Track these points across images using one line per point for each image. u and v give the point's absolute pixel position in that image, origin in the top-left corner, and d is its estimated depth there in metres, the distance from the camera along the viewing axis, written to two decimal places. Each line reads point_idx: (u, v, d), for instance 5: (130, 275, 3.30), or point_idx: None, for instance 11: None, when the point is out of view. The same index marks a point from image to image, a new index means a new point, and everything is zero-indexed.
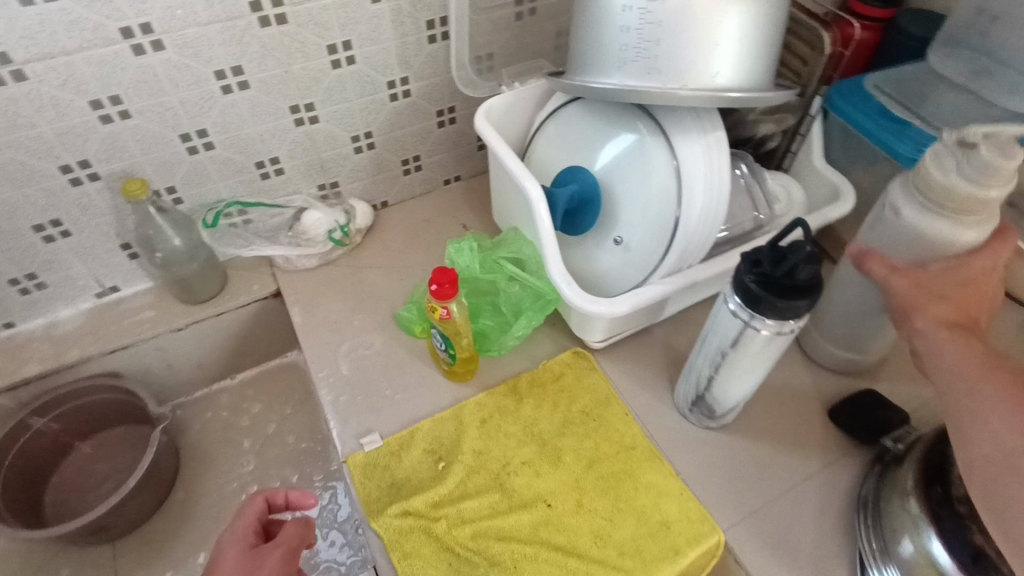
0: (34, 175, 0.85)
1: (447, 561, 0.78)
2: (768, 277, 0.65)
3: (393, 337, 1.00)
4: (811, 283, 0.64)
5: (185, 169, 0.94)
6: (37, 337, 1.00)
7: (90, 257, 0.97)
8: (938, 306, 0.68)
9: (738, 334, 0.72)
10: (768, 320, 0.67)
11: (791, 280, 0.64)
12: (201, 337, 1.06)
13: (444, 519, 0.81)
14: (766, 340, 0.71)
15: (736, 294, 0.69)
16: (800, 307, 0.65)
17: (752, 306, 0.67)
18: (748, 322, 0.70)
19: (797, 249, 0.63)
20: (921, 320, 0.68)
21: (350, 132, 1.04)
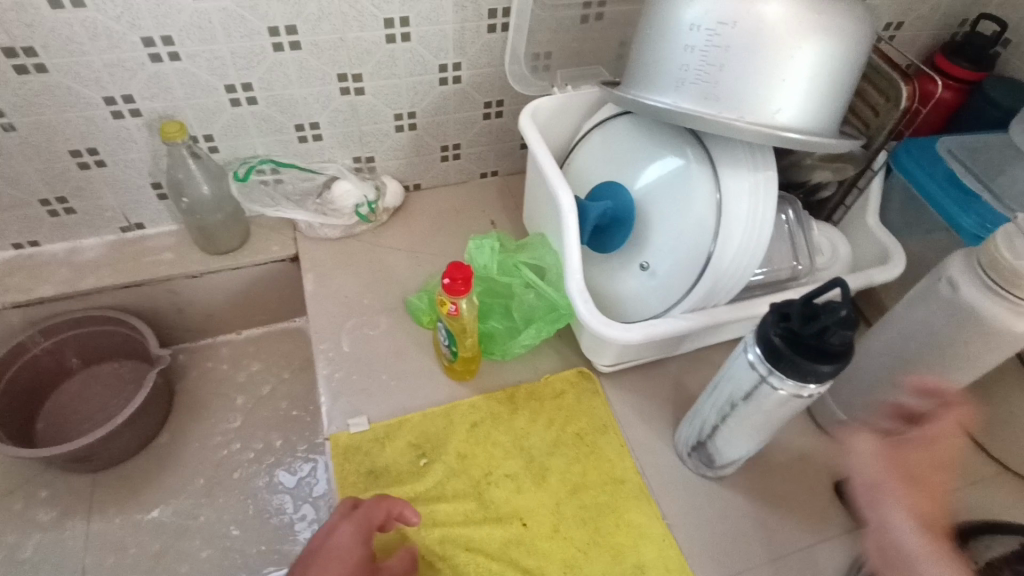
0: (78, 102, 0.85)
1: None
2: (795, 333, 0.60)
3: (399, 322, 0.98)
4: (842, 349, 0.59)
5: (225, 120, 0.93)
6: (58, 259, 1.01)
7: (121, 190, 0.98)
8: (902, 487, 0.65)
9: (753, 387, 0.68)
10: (787, 379, 0.63)
11: (819, 341, 0.59)
12: (214, 288, 1.06)
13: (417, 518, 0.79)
14: (783, 398, 0.67)
15: (757, 345, 0.65)
16: (823, 372, 0.60)
17: (772, 361, 0.63)
18: (765, 377, 0.65)
19: (831, 310, 0.58)
20: (895, 512, 0.64)
21: (394, 109, 1.02)
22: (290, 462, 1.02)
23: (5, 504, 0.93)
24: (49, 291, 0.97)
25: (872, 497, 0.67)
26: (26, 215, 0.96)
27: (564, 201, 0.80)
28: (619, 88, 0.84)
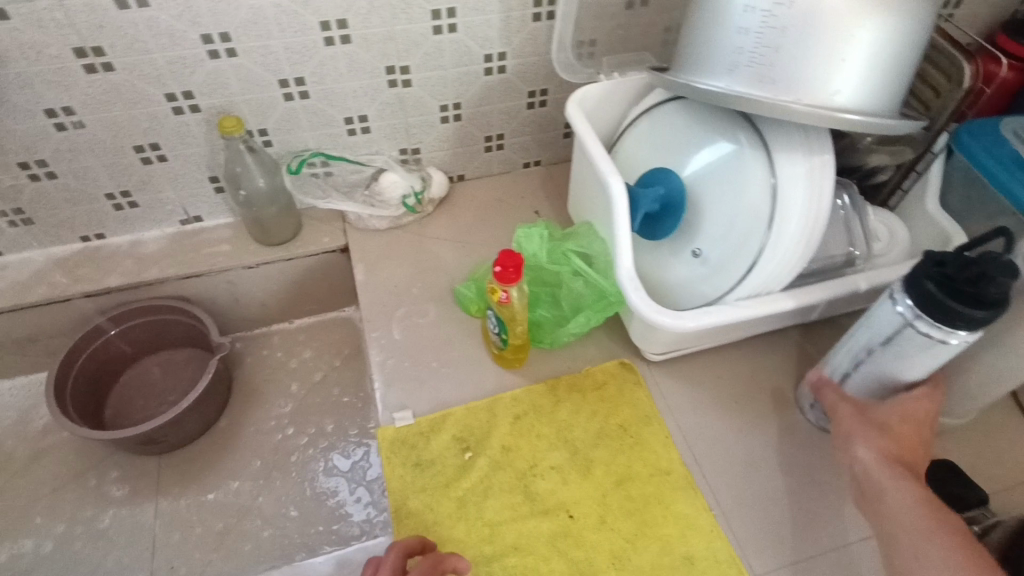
0: (141, 99, 0.88)
1: (457, 555, 0.76)
2: (950, 279, 0.63)
3: (448, 310, 1.00)
4: (997, 298, 0.61)
5: (279, 114, 0.96)
6: (123, 251, 1.05)
7: (181, 184, 1.01)
8: (879, 437, 0.72)
9: (895, 332, 0.70)
10: (937, 325, 0.65)
11: (977, 288, 0.61)
12: (267, 278, 1.09)
13: (464, 508, 0.79)
14: (927, 347, 0.68)
15: (907, 294, 0.67)
16: (975, 319, 0.62)
17: (923, 307, 0.65)
18: (911, 322, 0.67)
19: (990, 257, 0.61)
20: (863, 450, 0.72)
21: (439, 101, 1.03)
22: (344, 447, 1.05)
23: (79, 484, 0.99)
24: (116, 281, 1.01)
25: (845, 438, 0.74)
26: (93, 209, 1.01)
27: (615, 189, 0.80)
28: (670, 73, 0.83)
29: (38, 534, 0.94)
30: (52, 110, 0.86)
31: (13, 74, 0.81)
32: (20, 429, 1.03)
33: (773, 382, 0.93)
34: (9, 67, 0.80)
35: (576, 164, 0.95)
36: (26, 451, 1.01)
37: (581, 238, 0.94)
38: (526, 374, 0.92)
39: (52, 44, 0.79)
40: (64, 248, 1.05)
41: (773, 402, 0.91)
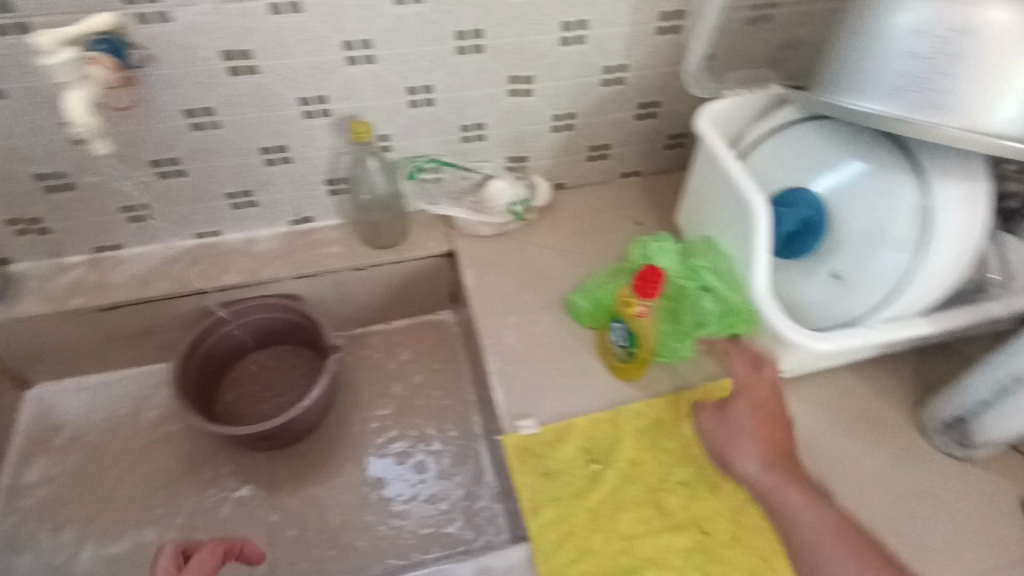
0: (276, 103, 0.88)
1: (596, 566, 0.77)
2: None
3: (560, 320, 1.00)
4: None
5: (403, 120, 0.96)
6: (237, 249, 1.07)
7: (298, 185, 1.02)
8: (754, 448, 0.81)
9: None
10: None
11: None
12: (373, 281, 1.10)
13: (592, 515, 0.81)
14: None
15: None
16: None
17: None
18: None
19: None
20: (748, 468, 0.80)
21: (555, 110, 1.02)
22: (448, 450, 1.06)
23: (194, 477, 1.01)
24: (233, 279, 1.03)
25: (732, 461, 0.82)
26: (212, 208, 1.02)
27: (755, 208, 0.80)
28: (818, 94, 0.82)
29: (159, 525, 0.96)
30: (191, 112, 0.86)
31: (160, 76, 0.81)
32: (134, 420, 1.06)
33: (892, 404, 0.92)
34: (159, 67, 0.80)
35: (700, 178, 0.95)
36: (140, 442, 1.03)
37: (710, 254, 0.93)
38: (644, 388, 0.93)
39: (202, 46, 0.79)
40: (179, 244, 1.06)
41: (894, 424, 0.90)
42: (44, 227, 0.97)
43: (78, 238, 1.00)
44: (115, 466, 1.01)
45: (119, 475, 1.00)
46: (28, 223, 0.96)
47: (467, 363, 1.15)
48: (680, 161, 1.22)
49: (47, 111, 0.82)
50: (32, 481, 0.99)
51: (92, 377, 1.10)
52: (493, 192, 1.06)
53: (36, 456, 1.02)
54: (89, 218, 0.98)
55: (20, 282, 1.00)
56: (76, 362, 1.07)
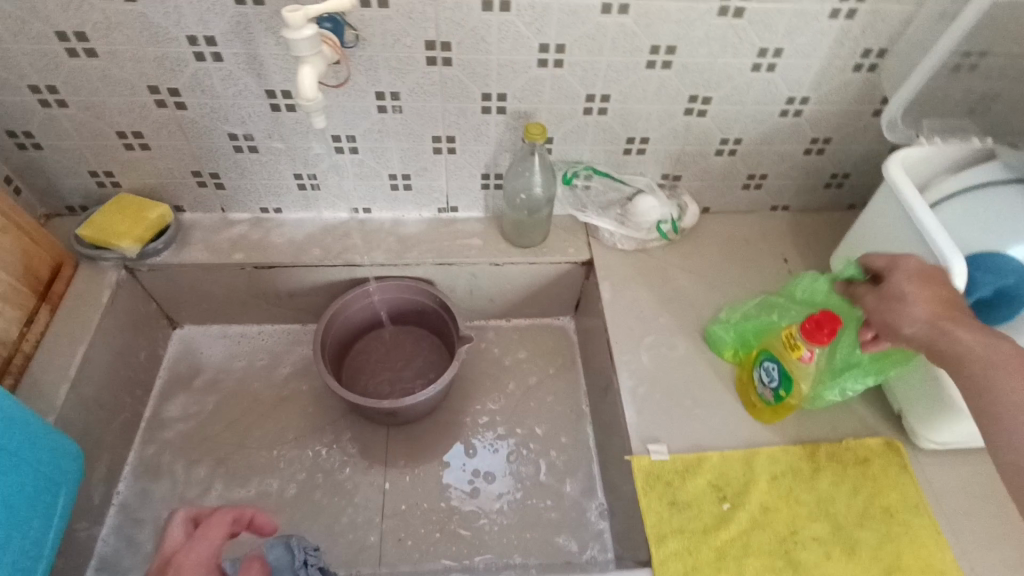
0: (462, 95, 0.92)
1: None
2: None
3: (697, 348, 0.98)
4: None
5: (572, 125, 0.97)
6: (385, 228, 1.11)
7: (456, 176, 1.05)
8: (922, 298, 0.73)
9: None
10: None
11: None
12: (507, 277, 1.11)
13: (718, 556, 0.78)
14: None
15: None
16: None
17: None
18: None
19: None
20: (916, 311, 0.73)
21: (723, 133, 1.01)
22: (557, 458, 1.05)
23: (316, 438, 1.05)
24: (380, 256, 1.07)
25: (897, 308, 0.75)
26: (372, 186, 1.06)
27: (949, 266, 0.75)
28: None
29: (281, 478, 1.00)
30: (382, 94, 0.91)
31: (365, 57, 0.86)
32: (268, 375, 1.11)
33: None
34: (365, 49, 0.85)
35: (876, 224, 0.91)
36: (271, 397, 1.09)
37: None
38: (784, 433, 0.89)
39: (411, 34, 0.84)
40: (333, 216, 1.11)
41: None
42: (220, 183, 1.04)
43: (248, 197, 1.07)
44: (247, 416, 1.07)
45: (250, 424, 1.06)
46: (209, 177, 1.03)
47: (584, 373, 1.14)
48: (835, 203, 1.16)
49: (257, 78, 0.88)
50: (173, 416, 1.06)
51: (233, 328, 1.17)
52: (644, 210, 1.04)
53: (179, 393, 1.09)
54: (262, 180, 1.04)
55: (190, 230, 1.08)
56: (223, 311, 1.14)
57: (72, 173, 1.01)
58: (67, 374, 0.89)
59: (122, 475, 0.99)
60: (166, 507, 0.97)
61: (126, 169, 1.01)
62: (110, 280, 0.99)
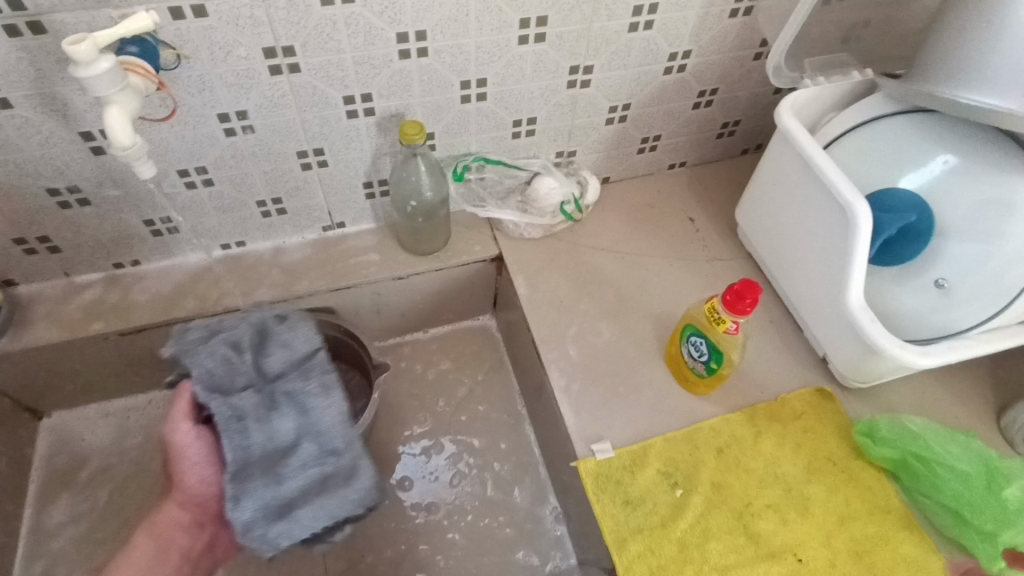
0: (319, 102, 0.81)
1: None
2: None
3: (623, 329, 0.94)
4: None
5: (452, 117, 0.88)
6: (266, 260, 0.98)
7: (334, 190, 0.94)
8: None
9: None
10: None
11: None
12: (414, 289, 1.02)
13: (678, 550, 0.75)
14: None
15: None
16: None
17: None
18: None
19: None
20: None
21: (611, 101, 0.95)
22: (502, 469, 0.99)
23: None
24: (266, 294, 0.95)
25: None
26: (241, 216, 0.93)
27: (857, 214, 0.74)
28: (923, 84, 0.76)
29: None
30: (225, 115, 0.78)
31: (193, 76, 0.73)
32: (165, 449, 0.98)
33: (984, 407, 0.87)
34: (191, 68, 0.72)
35: (775, 176, 0.89)
36: None
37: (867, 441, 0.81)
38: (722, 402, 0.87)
39: (242, 43, 0.71)
40: (201, 257, 0.97)
41: (989, 427, 0.85)
42: (54, 246, 0.88)
43: (93, 254, 0.91)
44: (149, 501, 0.94)
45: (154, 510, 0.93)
46: (37, 242, 0.87)
47: (514, 372, 1.07)
48: (732, 150, 1.13)
49: (63, 121, 0.73)
50: (60, 522, 0.92)
51: (112, 403, 1.02)
52: (547, 193, 0.97)
53: (61, 493, 0.94)
54: (104, 233, 0.89)
55: (31, 306, 0.91)
56: (95, 388, 0.98)
57: None
58: None
59: None
60: None
61: None
62: None
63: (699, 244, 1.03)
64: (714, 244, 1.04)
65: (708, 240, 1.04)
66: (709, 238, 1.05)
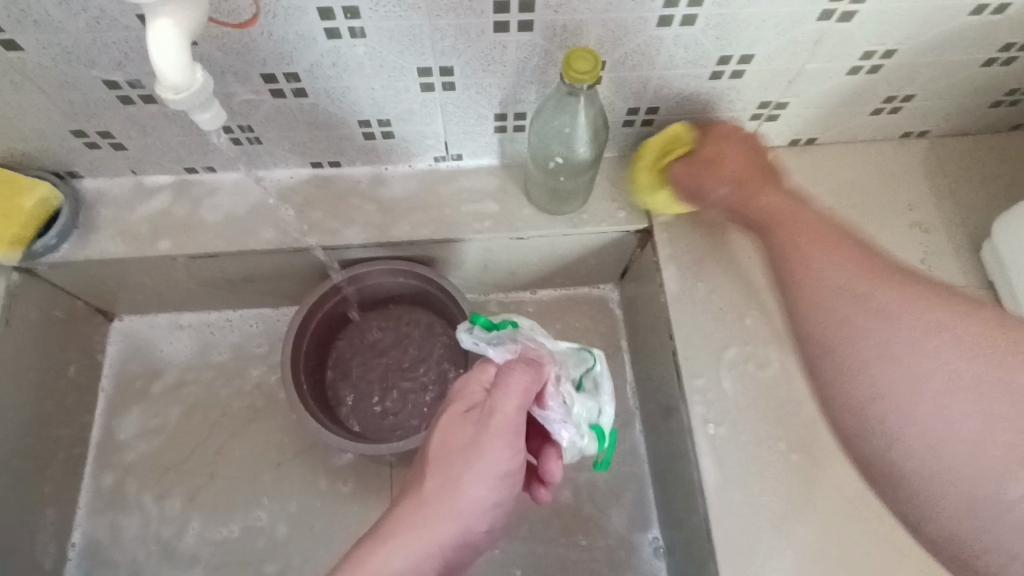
0: (459, 6, 0.56)
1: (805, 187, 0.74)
2: None
3: (794, 362, 0.72)
4: None
5: (638, 44, 0.62)
6: (361, 190, 0.79)
7: (456, 117, 0.72)
8: None
9: None
10: None
11: None
12: (534, 250, 0.82)
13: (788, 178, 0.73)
14: None
15: None
16: None
17: None
18: None
19: None
20: None
21: (869, 44, 0.65)
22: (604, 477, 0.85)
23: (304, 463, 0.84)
24: (357, 237, 0.77)
25: None
26: (338, 135, 0.73)
27: None
28: None
29: (269, 514, 0.81)
30: (329, 10, 0.56)
31: None
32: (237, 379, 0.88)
33: None
34: None
35: None
36: (242, 410, 0.86)
37: None
38: None
39: None
40: (285, 175, 0.79)
41: None
42: (118, 143, 0.72)
43: (163, 155, 0.75)
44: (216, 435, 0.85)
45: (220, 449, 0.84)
46: (98, 137, 0.71)
47: (633, 364, 0.89)
48: (1000, 125, 0.80)
49: None
50: (129, 436, 0.84)
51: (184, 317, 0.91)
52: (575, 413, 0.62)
53: (131, 406, 0.86)
54: (175, 135, 0.71)
55: (95, 207, 0.78)
56: (169, 298, 0.86)
57: None
58: None
59: (77, 521, 0.81)
60: (144, 548, 0.80)
61: None
62: None
63: (924, 259, 0.76)
64: (933, 261, 0.76)
65: (932, 257, 0.76)
66: (930, 251, 0.76)
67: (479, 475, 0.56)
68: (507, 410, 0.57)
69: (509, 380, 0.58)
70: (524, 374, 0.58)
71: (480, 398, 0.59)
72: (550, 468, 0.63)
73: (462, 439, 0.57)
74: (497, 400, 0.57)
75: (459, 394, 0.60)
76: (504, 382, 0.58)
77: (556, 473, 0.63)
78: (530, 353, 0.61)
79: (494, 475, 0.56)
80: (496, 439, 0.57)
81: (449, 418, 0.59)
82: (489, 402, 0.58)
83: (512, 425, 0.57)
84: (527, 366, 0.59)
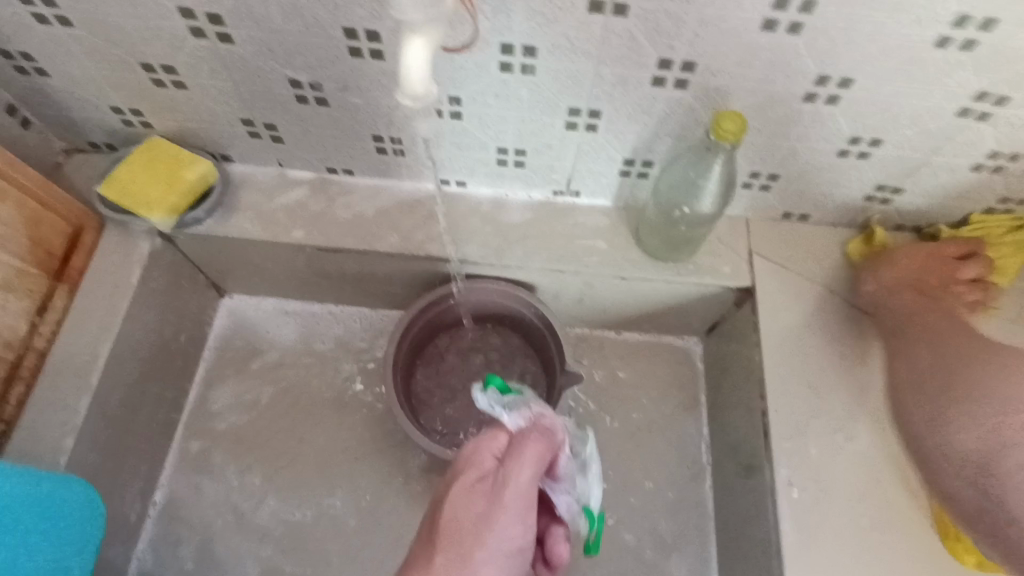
0: (627, 57, 0.62)
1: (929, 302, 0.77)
2: None
3: (885, 440, 0.72)
4: None
5: (779, 114, 0.66)
6: (481, 212, 0.84)
7: (587, 157, 0.76)
8: None
9: None
10: None
11: None
12: (634, 292, 0.85)
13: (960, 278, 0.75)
14: None
15: None
16: None
17: None
18: None
19: None
20: None
21: (999, 145, 0.68)
22: (669, 524, 0.85)
23: (378, 462, 0.86)
24: (473, 253, 0.82)
25: None
26: (475, 157, 0.79)
27: None
28: None
29: (340, 504, 0.84)
30: (509, 47, 0.62)
31: None
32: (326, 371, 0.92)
33: None
34: None
35: None
36: (327, 400, 0.89)
37: None
38: None
39: None
40: (414, 187, 0.85)
41: None
42: (277, 136, 0.79)
43: (312, 154, 0.82)
44: (300, 420, 0.88)
45: (302, 434, 0.88)
46: (262, 127, 0.78)
47: (709, 418, 0.90)
48: None
49: (331, 10, 0.61)
50: (221, 406, 0.89)
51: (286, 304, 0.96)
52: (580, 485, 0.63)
53: (226, 378, 0.91)
54: (330, 137, 0.78)
55: (238, 189, 0.84)
56: (280, 283, 0.91)
57: (88, 105, 0.77)
58: (90, 381, 0.72)
59: (161, 479, 0.85)
60: (219, 514, 0.83)
61: (158, 107, 0.76)
62: (142, 255, 0.79)
63: None
64: None
65: None
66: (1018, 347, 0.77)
67: (491, 551, 0.51)
68: (520, 480, 0.53)
69: (524, 449, 0.55)
70: (539, 443, 0.55)
71: (490, 467, 0.55)
72: (556, 549, 0.62)
73: (473, 509, 0.52)
74: (511, 468, 0.54)
75: (469, 462, 0.56)
76: (518, 451, 0.55)
77: (561, 554, 0.62)
78: (542, 420, 0.60)
79: (508, 550, 0.51)
80: (509, 514, 0.52)
81: (459, 488, 0.54)
82: (501, 471, 0.54)
83: (524, 497, 0.53)
84: (540, 435, 0.56)
